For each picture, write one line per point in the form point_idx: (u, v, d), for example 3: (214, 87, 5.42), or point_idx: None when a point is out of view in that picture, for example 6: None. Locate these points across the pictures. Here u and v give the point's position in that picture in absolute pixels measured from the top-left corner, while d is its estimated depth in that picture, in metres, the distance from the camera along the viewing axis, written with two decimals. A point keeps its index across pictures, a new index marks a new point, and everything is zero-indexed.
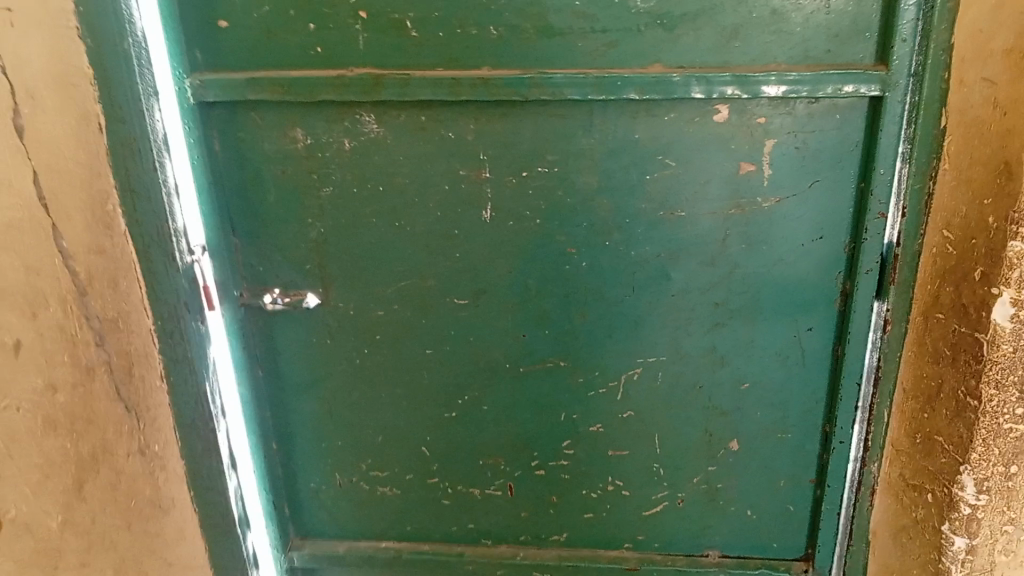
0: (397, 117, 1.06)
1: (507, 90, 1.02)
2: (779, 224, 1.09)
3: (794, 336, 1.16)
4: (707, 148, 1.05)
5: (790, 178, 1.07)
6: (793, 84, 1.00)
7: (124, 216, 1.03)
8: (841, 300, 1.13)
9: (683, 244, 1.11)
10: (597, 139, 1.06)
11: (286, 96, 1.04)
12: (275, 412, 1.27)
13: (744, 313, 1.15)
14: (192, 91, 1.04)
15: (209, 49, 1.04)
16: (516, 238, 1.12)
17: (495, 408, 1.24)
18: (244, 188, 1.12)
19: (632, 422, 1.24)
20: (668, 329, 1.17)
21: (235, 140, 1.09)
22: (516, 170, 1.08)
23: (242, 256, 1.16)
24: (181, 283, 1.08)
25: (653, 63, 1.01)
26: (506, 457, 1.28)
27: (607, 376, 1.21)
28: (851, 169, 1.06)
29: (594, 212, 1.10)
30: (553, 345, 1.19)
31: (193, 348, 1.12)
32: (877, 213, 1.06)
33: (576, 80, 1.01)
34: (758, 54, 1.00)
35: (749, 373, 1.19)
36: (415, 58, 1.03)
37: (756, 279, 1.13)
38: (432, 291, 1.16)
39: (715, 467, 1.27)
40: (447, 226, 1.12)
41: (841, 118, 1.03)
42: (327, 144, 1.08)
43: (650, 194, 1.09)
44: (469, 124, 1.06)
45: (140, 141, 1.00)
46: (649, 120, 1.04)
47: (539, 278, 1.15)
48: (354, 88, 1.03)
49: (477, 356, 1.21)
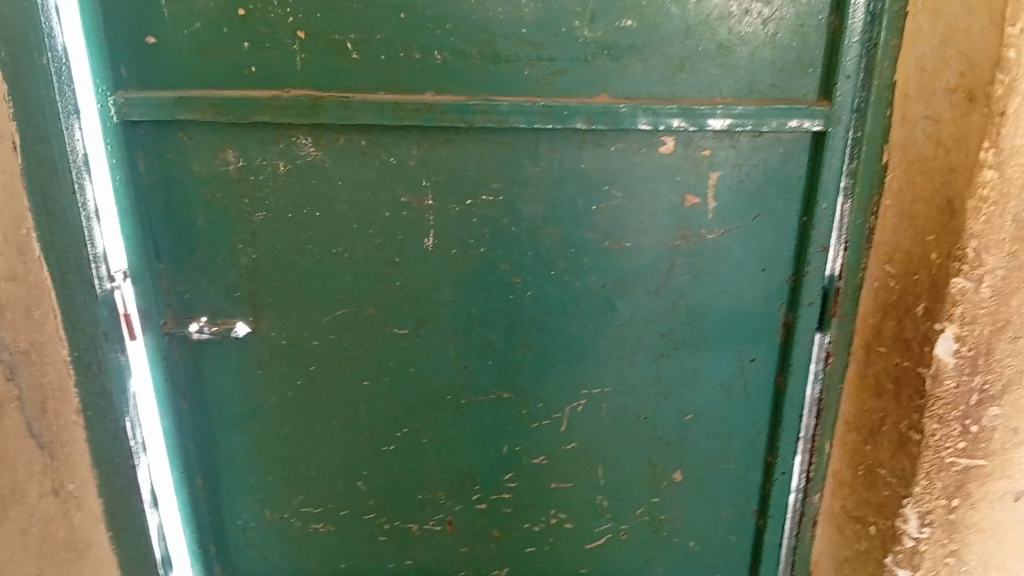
0: (337, 141, 1.02)
1: (452, 116, 0.99)
2: (724, 256, 1.09)
3: (738, 368, 1.16)
4: (655, 179, 1.04)
5: (735, 211, 1.06)
6: (738, 117, 0.99)
7: (40, 242, 0.96)
8: (783, 331, 1.13)
9: (628, 274, 1.10)
10: (543, 168, 1.04)
11: (217, 117, 0.99)
12: (202, 446, 1.20)
13: (688, 343, 1.14)
14: (116, 109, 0.98)
15: (136, 66, 0.98)
16: (459, 267, 1.09)
17: (435, 441, 1.20)
18: (171, 212, 1.06)
19: (576, 453, 1.21)
20: (613, 360, 1.15)
21: (163, 162, 1.03)
22: (461, 198, 1.05)
23: (168, 283, 1.10)
24: (101, 312, 1.00)
25: (601, 92, 1.00)
26: (447, 492, 1.24)
27: (551, 408, 1.18)
28: (794, 202, 1.06)
29: (540, 241, 1.08)
30: (497, 376, 1.16)
31: (113, 380, 1.03)
32: (820, 246, 1.06)
33: (522, 108, 0.99)
34: (705, 86, 0.99)
35: (693, 404, 1.18)
36: (356, 80, 0.99)
37: (700, 310, 1.12)
38: (372, 320, 1.12)
39: (658, 498, 1.25)
40: (388, 254, 1.08)
41: (786, 151, 1.03)
42: (261, 168, 1.03)
43: (596, 224, 1.07)
44: (413, 149, 1.03)
45: (58, 161, 0.93)
46: (596, 149, 1.03)
47: (483, 308, 1.12)
48: (292, 110, 0.99)
49: (418, 387, 1.17)
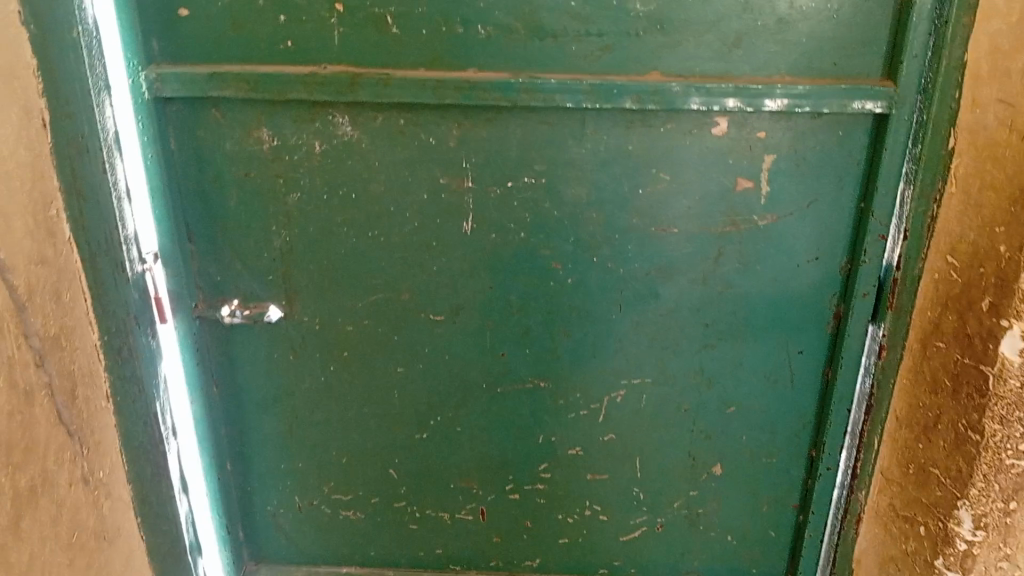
0: (374, 119, 0.98)
1: (496, 94, 0.95)
2: (775, 243, 1.04)
3: (785, 360, 1.11)
4: (704, 162, 0.99)
5: (789, 196, 1.01)
6: (794, 97, 0.95)
7: (70, 222, 0.93)
8: (833, 323, 1.09)
9: (673, 262, 1.05)
10: (587, 150, 0.99)
11: (251, 93, 0.95)
12: (231, 429, 1.18)
13: (734, 333, 1.10)
14: (147, 85, 0.95)
15: (167, 39, 0.94)
16: (498, 252, 1.05)
17: (469, 430, 1.17)
18: (203, 192, 1.03)
19: (613, 445, 1.18)
20: (655, 350, 1.11)
21: (194, 139, 1.00)
22: (501, 180, 1.01)
23: (198, 263, 1.07)
24: (130, 297, 1.00)
25: (651, 70, 0.95)
26: (480, 481, 1.21)
27: (588, 398, 1.15)
28: (850, 188, 1.01)
29: (582, 226, 1.03)
30: (534, 364, 1.12)
31: (142, 365, 1.04)
32: (878, 235, 1.01)
33: (570, 86, 0.94)
34: (761, 65, 0.94)
35: (736, 396, 1.14)
36: (395, 56, 0.94)
37: (748, 298, 1.07)
38: (406, 305, 1.09)
39: (696, 491, 1.21)
40: (424, 237, 1.05)
41: (844, 135, 0.98)
42: (296, 147, 1.00)
43: (641, 208, 1.02)
44: (452, 129, 0.98)
45: (89, 140, 0.91)
46: (644, 130, 0.98)
47: (521, 294, 1.08)
48: (329, 86, 0.95)
49: (452, 374, 1.13)
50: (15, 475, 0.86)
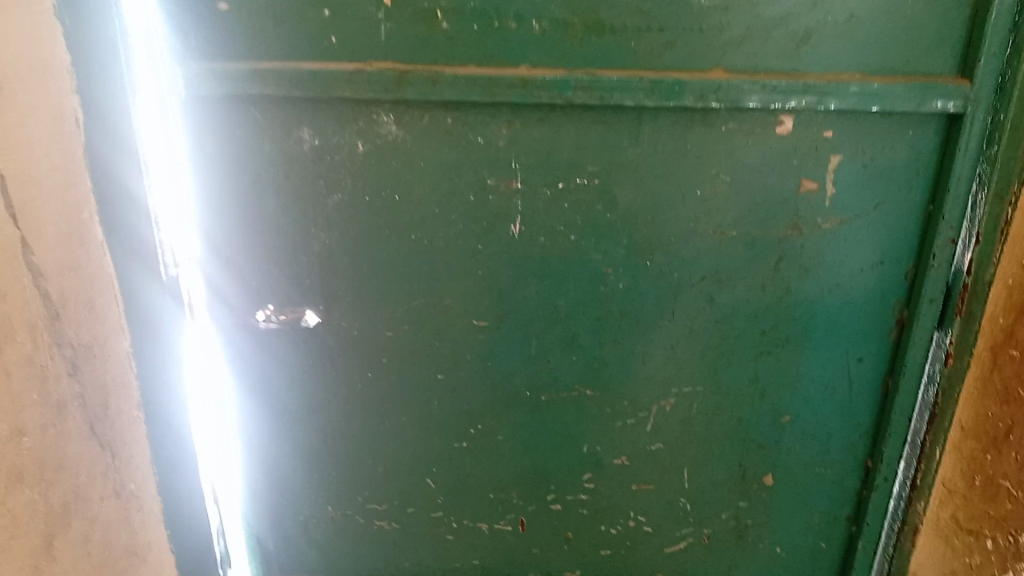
0: (420, 118, 0.93)
1: (551, 92, 0.90)
2: (838, 248, 1.00)
3: (843, 367, 1.07)
4: (767, 164, 0.95)
5: (855, 199, 0.97)
6: (865, 96, 0.90)
7: (102, 226, 0.89)
8: (896, 330, 1.05)
9: (730, 267, 1.01)
10: (644, 151, 0.95)
11: (293, 91, 0.90)
12: (265, 440, 1.13)
13: (791, 340, 1.05)
14: (183, 83, 0.90)
15: (203, 33, 0.89)
16: (547, 257, 1.01)
17: (511, 441, 1.13)
18: (240, 194, 0.97)
19: (661, 455, 1.14)
20: (707, 358, 1.07)
21: (231, 139, 0.94)
22: (552, 182, 0.97)
23: (234, 269, 1.02)
24: (164, 302, 0.96)
25: (714, 67, 0.90)
26: (520, 492, 1.17)
27: (636, 408, 1.10)
28: (918, 191, 0.96)
29: (635, 229, 0.99)
30: (580, 373, 1.08)
31: (173, 374, 1.00)
32: (947, 239, 0.96)
33: (629, 85, 0.90)
34: (831, 62, 0.89)
35: (790, 405, 1.10)
36: (446, 52, 0.90)
37: (808, 305, 1.03)
38: (449, 312, 1.04)
39: (745, 503, 1.17)
40: (470, 241, 1.00)
41: (914, 135, 0.93)
42: (337, 147, 0.95)
43: (698, 211, 0.98)
44: (502, 129, 0.94)
45: (122, 140, 0.86)
46: (705, 131, 0.93)
47: (570, 300, 1.03)
48: (375, 85, 0.90)
49: (494, 383, 1.09)
50: (49, 490, 0.83)
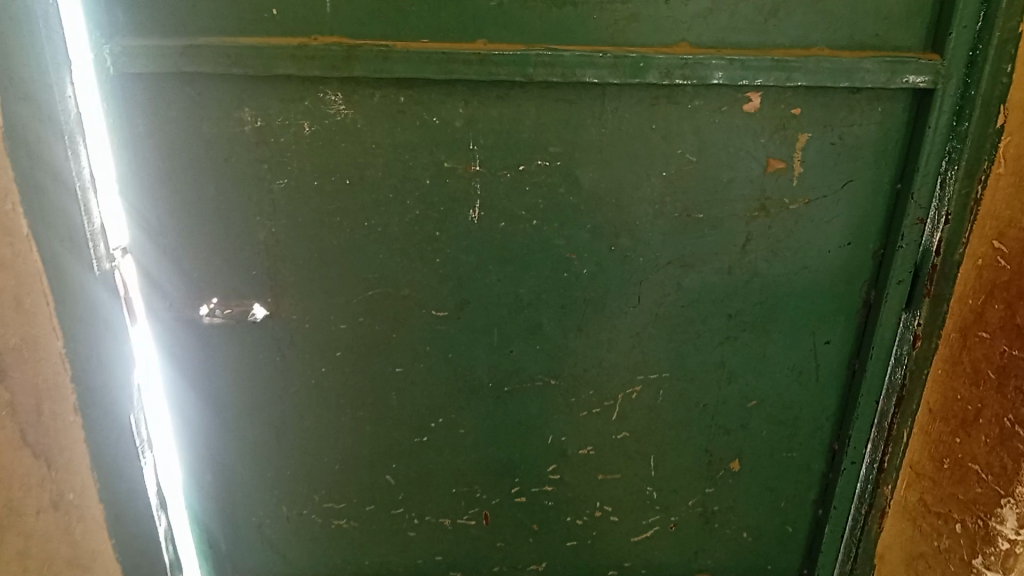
0: (371, 97, 0.88)
1: (510, 69, 0.85)
2: (807, 228, 0.97)
3: (811, 350, 1.05)
4: (734, 143, 0.91)
5: (823, 178, 0.94)
6: (835, 72, 0.86)
7: (28, 219, 0.82)
8: (864, 311, 1.02)
9: (698, 250, 0.98)
10: (608, 130, 0.90)
11: (233, 68, 0.84)
12: (212, 439, 1.08)
13: (759, 324, 1.03)
14: (113, 61, 0.83)
15: (135, 7, 0.83)
16: (508, 242, 0.96)
17: (473, 433, 1.09)
18: (176, 180, 0.91)
19: (627, 443, 1.10)
20: (674, 343, 1.04)
21: (167, 121, 0.88)
22: (512, 163, 0.92)
23: (172, 260, 0.96)
24: (101, 298, 0.89)
25: (680, 42, 0.86)
26: (484, 485, 1.13)
27: (601, 396, 1.07)
28: (887, 169, 0.94)
29: (600, 212, 0.95)
30: (544, 362, 1.04)
31: (116, 375, 0.93)
32: (916, 218, 0.94)
33: (591, 60, 0.85)
34: (799, 36, 0.86)
35: (757, 389, 1.07)
36: (398, 25, 0.84)
37: (776, 288, 1.00)
38: (406, 301, 0.99)
39: (713, 489, 1.15)
40: (427, 227, 0.95)
41: (884, 113, 0.90)
42: (282, 128, 0.89)
43: (664, 193, 0.94)
44: (459, 108, 0.89)
45: (50, 123, 0.80)
46: (671, 108, 0.89)
47: (532, 288, 0.99)
48: (321, 61, 0.84)
49: (455, 374, 1.04)
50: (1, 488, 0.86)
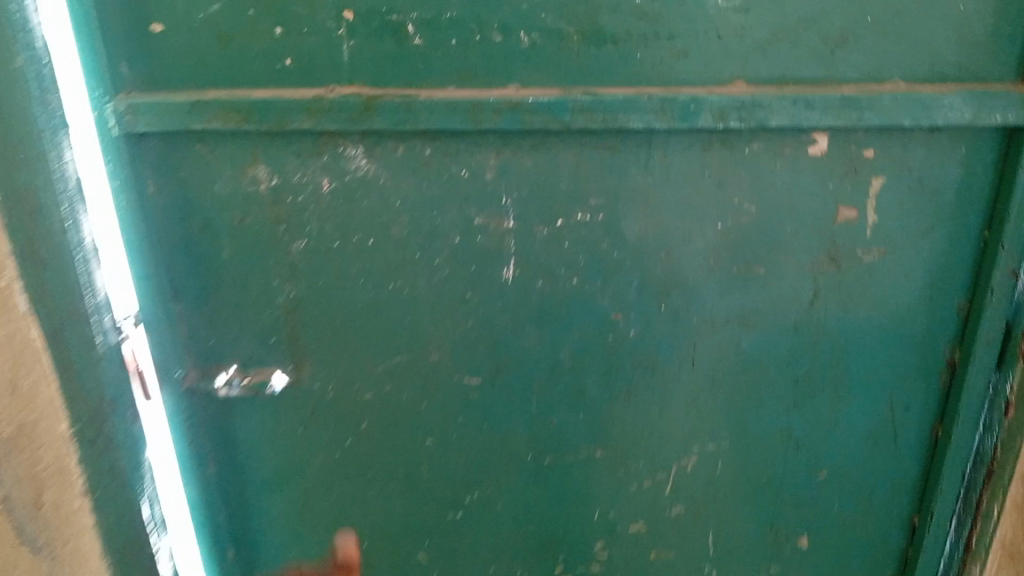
0: (394, 150, 0.80)
1: (545, 116, 0.77)
2: (882, 282, 0.87)
3: (889, 414, 0.94)
4: (799, 189, 0.82)
5: (900, 226, 0.84)
6: (911, 109, 0.77)
7: (28, 295, 0.76)
8: (947, 373, 0.92)
9: (758, 307, 0.88)
10: (655, 179, 0.82)
11: (243, 124, 0.78)
12: (233, 515, 1.00)
13: (829, 386, 0.93)
14: (117, 119, 0.77)
15: (140, 60, 0.77)
16: (546, 302, 0.88)
17: (513, 508, 0.99)
18: (187, 242, 0.85)
19: (683, 519, 1.00)
20: (735, 410, 0.94)
21: (176, 181, 0.82)
22: (550, 217, 0.83)
23: (186, 326, 0.89)
24: (106, 374, 0.82)
25: (735, 79, 0.77)
26: (525, 563, 1.04)
27: (654, 468, 0.97)
28: (973, 215, 0.83)
29: (646, 268, 0.86)
30: (589, 431, 0.95)
31: (124, 458, 0.86)
32: (1008, 270, 0.84)
33: (635, 104, 0.76)
34: (870, 69, 0.76)
35: (828, 459, 0.97)
36: (421, 71, 0.77)
37: (849, 347, 0.90)
38: (436, 368, 0.91)
39: (779, 565, 1.04)
40: (457, 287, 0.87)
41: (968, 151, 0.80)
42: (299, 186, 0.82)
43: (719, 245, 0.85)
44: (490, 158, 0.81)
45: (47, 191, 0.73)
46: (725, 153, 0.80)
47: (574, 350, 0.90)
48: (339, 113, 0.77)
49: (492, 445, 0.95)
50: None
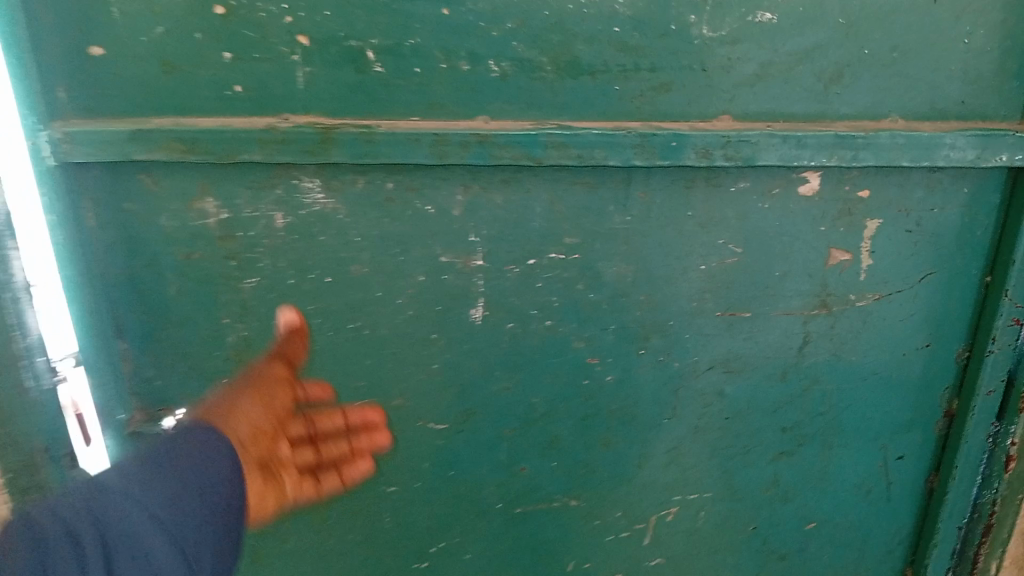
0: (353, 184, 0.74)
1: (515, 150, 0.71)
2: (877, 328, 0.81)
3: (880, 464, 0.89)
4: (788, 231, 0.76)
5: (896, 270, 0.78)
6: (912, 149, 0.71)
7: None
8: (943, 423, 0.87)
9: (744, 354, 0.83)
10: (635, 218, 0.76)
11: (189, 155, 0.71)
12: None
13: (820, 438, 0.88)
14: (50, 148, 0.70)
15: (78, 87, 0.70)
16: (518, 345, 0.82)
17: (483, 557, 0.94)
18: (132, 278, 0.78)
19: (662, 569, 0.96)
20: (719, 459, 0.89)
21: (119, 213, 0.75)
22: (522, 257, 0.78)
23: (132, 366, 0.83)
24: (36, 420, 0.77)
25: (721, 114, 0.71)
26: None
27: (632, 518, 0.92)
28: (975, 259, 0.78)
29: (625, 312, 0.80)
30: (564, 480, 0.90)
31: None
32: (1010, 320, 0.79)
33: (613, 139, 0.70)
34: (868, 105, 0.71)
35: (818, 510, 0.92)
36: (383, 101, 0.71)
37: (839, 397, 0.85)
38: (400, 413, 0.85)
39: None
40: (422, 328, 0.81)
41: (971, 192, 0.75)
42: (251, 221, 0.76)
43: (703, 289, 0.79)
44: (457, 194, 0.75)
45: None
46: (710, 191, 0.74)
47: (549, 397, 0.85)
48: (292, 144, 0.71)
49: (461, 493, 0.90)
50: None
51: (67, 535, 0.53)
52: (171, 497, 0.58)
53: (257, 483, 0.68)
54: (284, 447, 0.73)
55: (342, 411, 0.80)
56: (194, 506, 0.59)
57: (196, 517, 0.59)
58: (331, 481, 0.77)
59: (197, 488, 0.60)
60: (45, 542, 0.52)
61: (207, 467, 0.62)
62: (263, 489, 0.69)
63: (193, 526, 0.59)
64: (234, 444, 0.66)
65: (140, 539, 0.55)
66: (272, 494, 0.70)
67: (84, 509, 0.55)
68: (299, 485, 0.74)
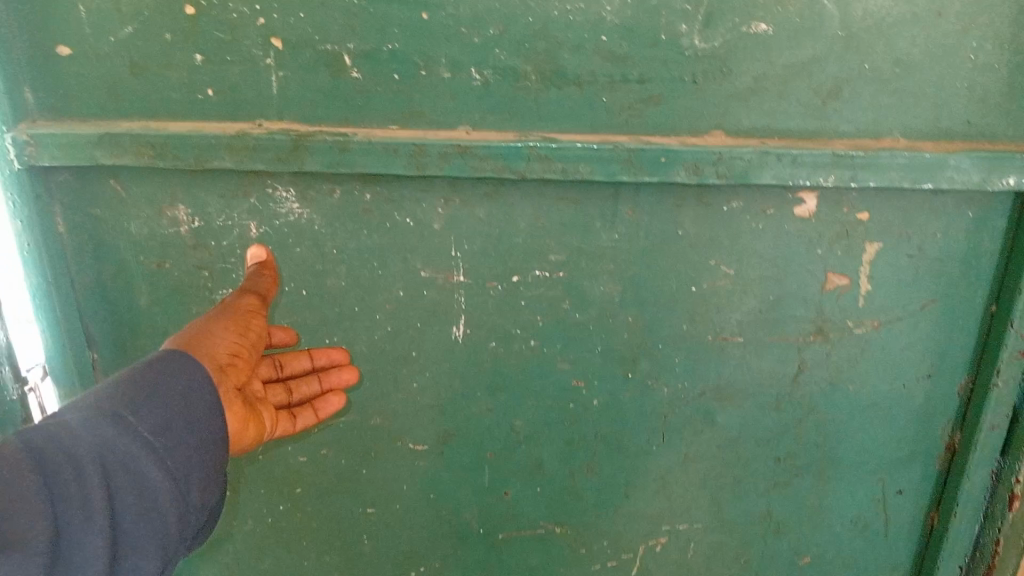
0: (329, 194, 0.71)
1: (497, 162, 0.68)
2: (877, 356, 0.78)
3: (879, 497, 0.85)
4: (783, 254, 0.73)
5: (897, 297, 0.75)
6: (914, 170, 0.67)
7: None
8: (944, 457, 0.83)
9: (737, 381, 0.79)
10: (623, 236, 0.73)
11: (157, 161, 0.68)
12: None
13: (816, 469, 0.84)
14: (17, 151, 0.67)
15: (46, 88, 0.68)
16: (500, 365, 0.79)
17: None
18: (102, 286, 0.76)
19: None
20: (710, 489, 0.85)
21: (88, 218, 0.73)
22: (504, 274, 0.74)
23: (102, 376, 0.80)
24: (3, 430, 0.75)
25: (713, 129, 0.68)
26: None
27: (619, 547, 0.89)
28: (981, 285, 0.74)
29: (612, 334, 0.77)
30: (547, 507, 0.86)
31: None
32: (1016, 351, 0.75)
33: (599, 153, 0.67)
34: (869, 123, 0.67)
35: (812, 544, 0.88)
36: (360, 108, 0.68)
37: (837, 427, 0.81)
38: (377, 432, 0.82)
39: None
40: (401, 346, 0.78)
41: (977, 217, 0.71)
42: (224, 230, 0.73)
43: (693, 311, 0.76)
44: (437, 206, 0.72)
45: None
46: (702, 210, 0.71)
47: (532, 420, 0.81)
48: (265, 152, 0.68)
49: (440, 517, 0.87)
50: None
51: (66, 464, 0.49)
52: (162, 426, 0.54)
53: (239, 410, 0.67)
54: (256, 383, 0.73)
55: (308, 352, 0.77)
56: (192, 441, 0.55)
57: (186, 446, 0.55)
58: (306, 416, 0.76)
59: (187, 416, 0.56)
60: (48, 474, 0.47)
61: (194, 395, 0.57)
62: (244, 418, 0.68)
63: (182, 455, 0.54)
64: (212, 371, 0.65)
65: (149, 484, 0.52)
66: (252, 424, 0.69)
67: (79, 436, 0.50)
68: (276, 421, 0.74)
